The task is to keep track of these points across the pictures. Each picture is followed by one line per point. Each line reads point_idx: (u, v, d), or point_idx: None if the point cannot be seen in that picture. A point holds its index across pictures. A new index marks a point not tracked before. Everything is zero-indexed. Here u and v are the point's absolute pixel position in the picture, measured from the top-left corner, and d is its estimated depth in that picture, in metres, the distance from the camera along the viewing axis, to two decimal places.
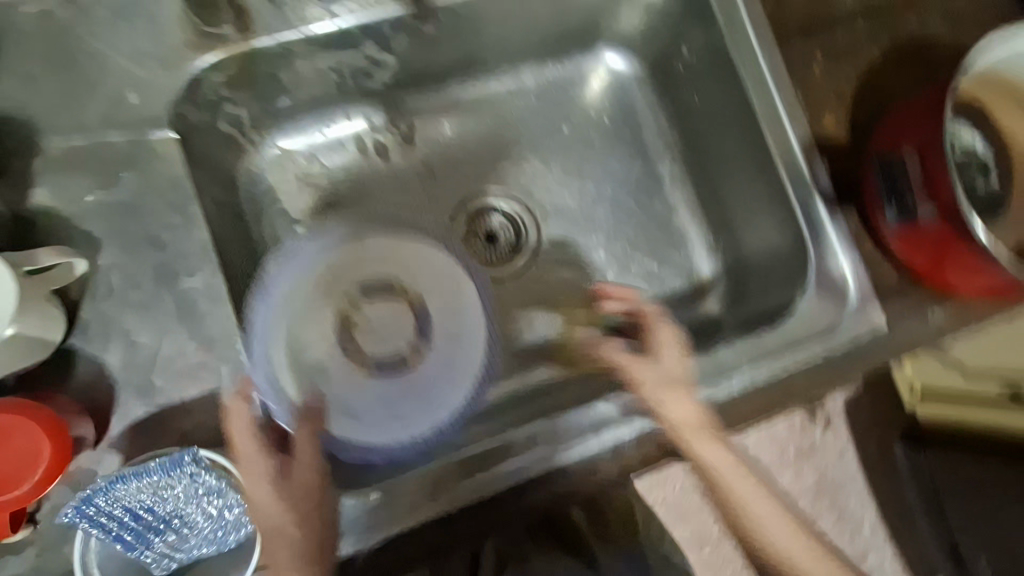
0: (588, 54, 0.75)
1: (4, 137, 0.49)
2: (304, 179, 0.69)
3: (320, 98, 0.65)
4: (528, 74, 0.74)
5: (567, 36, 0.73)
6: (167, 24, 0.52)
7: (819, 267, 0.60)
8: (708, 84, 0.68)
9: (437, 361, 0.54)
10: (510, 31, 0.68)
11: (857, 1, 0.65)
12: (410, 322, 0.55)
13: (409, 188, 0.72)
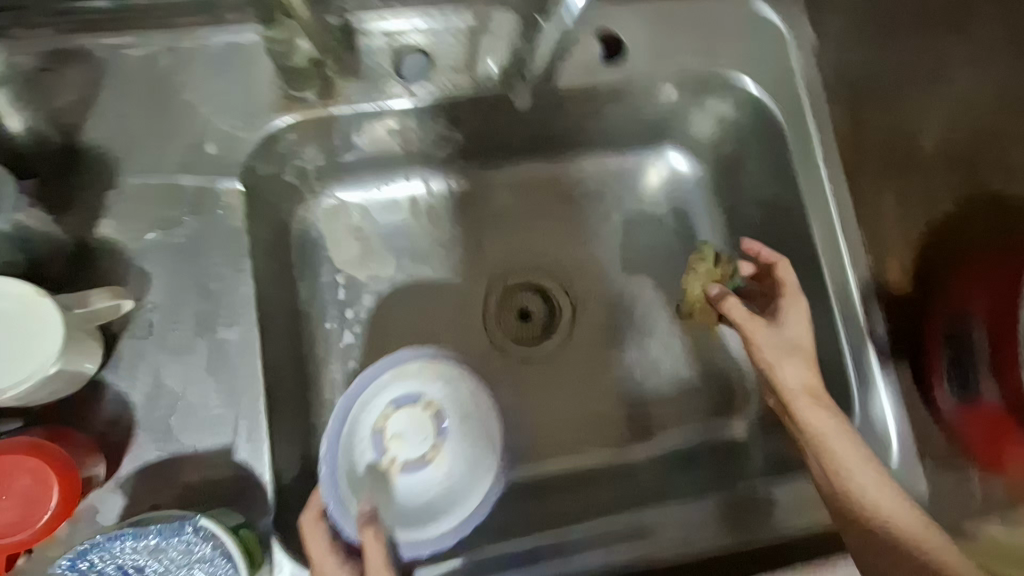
0: (653, 150, 0.72)
1: (86, 167, 0.52)
2: (354, 231, 0.68)
3: (383, 160, 0.66)
4: (586, 160, 0.72)
5: (634, 131, 0.70)
6: (258, 84, 0.55)
7: (863, 420, 0.57)
8: (771, 205, 0.65)
9: (465, 460, 0.58)
10: (576, 122, 0.67)
11: (938, 146, 0.63)
12: (433, 426, 0.59)
13: (450, 254, 0.70)
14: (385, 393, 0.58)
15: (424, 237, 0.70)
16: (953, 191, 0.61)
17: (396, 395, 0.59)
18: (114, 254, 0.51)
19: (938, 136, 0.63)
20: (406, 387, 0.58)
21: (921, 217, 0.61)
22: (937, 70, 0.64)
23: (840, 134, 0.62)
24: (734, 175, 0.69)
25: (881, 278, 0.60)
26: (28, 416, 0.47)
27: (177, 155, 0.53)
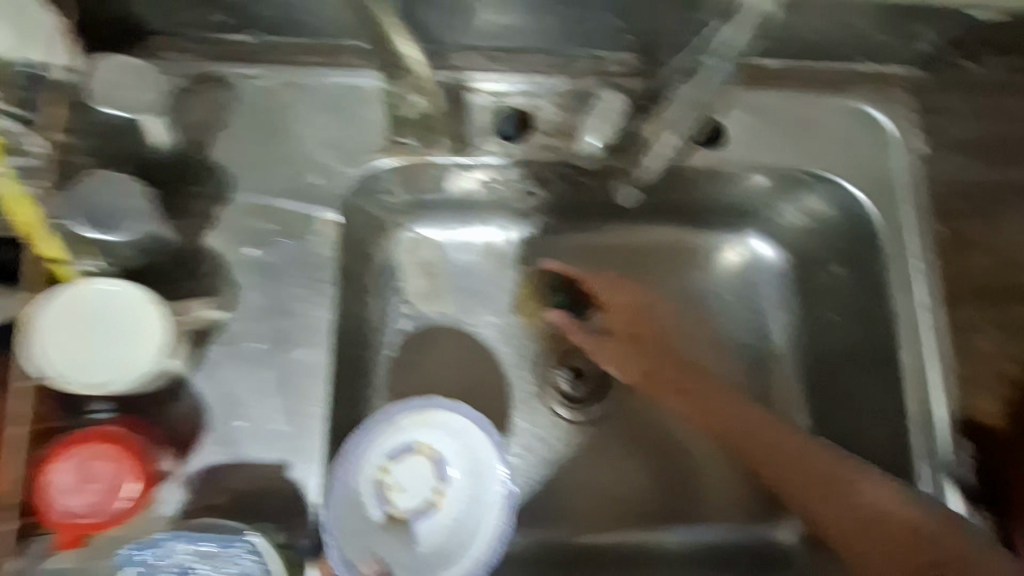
0: (734, 232, 0.70)
1: (201, 180, 0.56)
2: (426, 266, 0.70)
3: (465, 205, 0.68)
4: (660, 233, 0.70)
5: (717, 212, 0.68)
6: (368, 126, 0.59)
7: None
8: (852, 308, 0.63)
9: (474, 503, 0.49)
10: (659, 197, 0.66)
11: None
12: (431, 469, 0.49)
13: (512, 305, 0.70)
14: (378, 443, 0.50)
15: (492, 283, 0.71)
16: None
17: (390, 443, 0.50)
18: (213, 265, 0.55)
19: None
20: (397, 438, 0.50)
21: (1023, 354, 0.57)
22: None
23: (942, 254, 0.59)
24: (816, 272, 0.67)
25: (967, 413, 0.56)
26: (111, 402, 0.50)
27: (285, 181, 0.57)
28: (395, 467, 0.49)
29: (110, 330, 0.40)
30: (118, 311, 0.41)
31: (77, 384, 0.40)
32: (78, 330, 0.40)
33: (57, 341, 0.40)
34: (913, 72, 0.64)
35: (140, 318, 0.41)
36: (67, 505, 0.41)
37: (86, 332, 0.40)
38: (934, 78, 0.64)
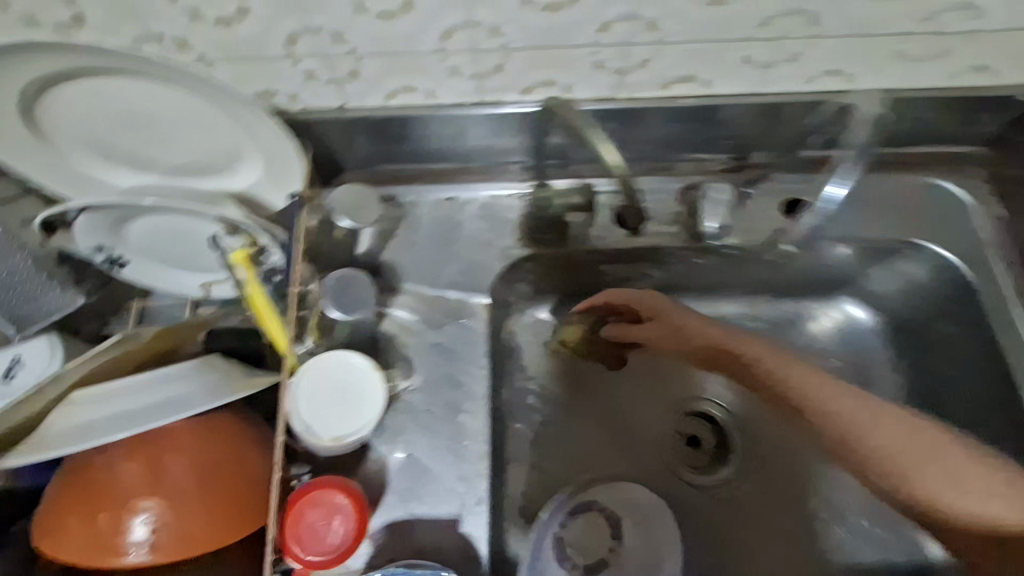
0: (828, 301, 0.78)
1: (381, 277, 0.68)
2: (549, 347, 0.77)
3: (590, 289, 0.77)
4: (764, 304, 0.79)
5: (816, 282, 0.77)
6: (510, 225, 0.71)
7: None
8: (958, 360, 0.69)
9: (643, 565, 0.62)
10: (761, 274, 0.75)
11: None
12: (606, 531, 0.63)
13: (633, 374, 0.79)
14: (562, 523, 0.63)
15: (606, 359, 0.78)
16: None
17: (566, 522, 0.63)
18: (393, 347, 0.65)
19: None
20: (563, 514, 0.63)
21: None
22: None
23: None
24: (923, 334, 0.73)
25: None
26: (314, 468, 0.57)
27: (448, 275, 0.69)
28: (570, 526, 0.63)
29: (348, 389, 0.50)
30: (358, 376, 0.50)
31: (324, 436, 0.48)
32: (329, 393, 0.49)
33: (313, 400, 0.49)
34: (985, 148, 0.72)
35: (372, 384, 0.50)
36: (320, 546, 0.46)
37: (336, 392, 0.50)
38: (1007, 150, 0.72)
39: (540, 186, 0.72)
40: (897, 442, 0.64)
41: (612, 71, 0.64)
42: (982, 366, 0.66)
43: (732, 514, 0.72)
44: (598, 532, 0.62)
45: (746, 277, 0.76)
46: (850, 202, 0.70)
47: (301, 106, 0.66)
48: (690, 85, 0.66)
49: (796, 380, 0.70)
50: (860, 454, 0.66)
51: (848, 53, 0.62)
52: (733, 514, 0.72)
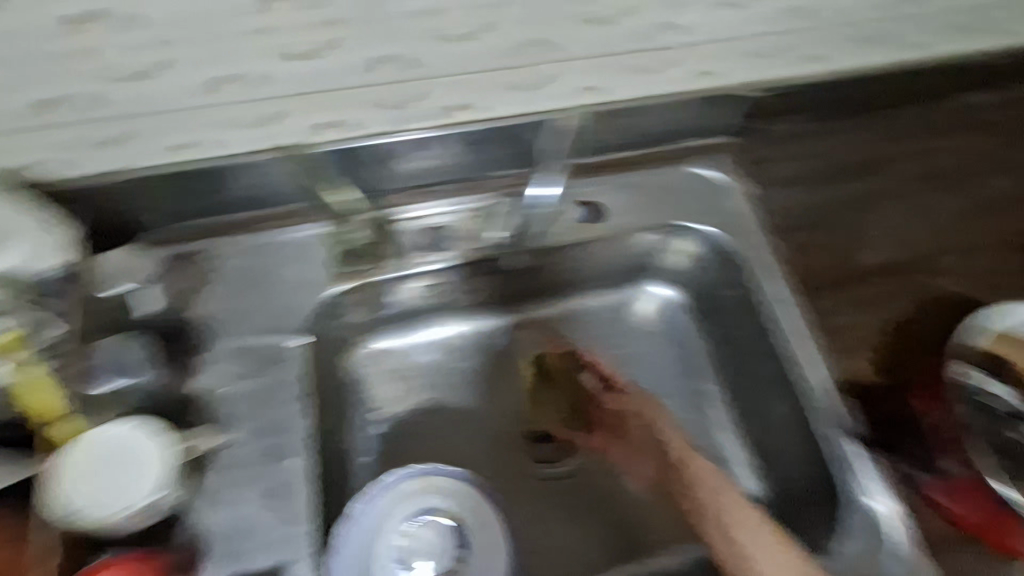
0: (638, 287, 0.86)
1: (190, 336, 0.67)
2: (394, 372, 0.81)
3: (422, 310, 0.80)
4: (585, 297, 0.86)
5: (624, 270, 0.85)
6: (323, 263, 0.73)
7: (854, 507, 0.65)
8: (742, 318, 0.79)
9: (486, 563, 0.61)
10: (572, 272, 0.83)
11: (874, 262, 0.77)
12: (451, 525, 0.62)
13: (475, 385, 0.82)
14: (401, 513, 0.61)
15: (448, 374, 0.82)
16: (907, 298, 0.74)
17: (406, 507, 0.61)
18: (209, 404, 0.64)
19: (879, 256, 0.78)
20: (411, 502, 0.61)
21: (898, 334, 0.72)
22: (863, 208, 0.81)
23: (788, 262, 0.78)
24: (716, 300, 0.83)
25: (850, 376, 0.70)
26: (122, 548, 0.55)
27: (262, 322, 0.69)
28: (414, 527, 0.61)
29: (127, 457, 0.53)
30: (136, 443, 0.54)
31: (109, 508, 0.51)
32: (108, 466, 0.52)
33: (92, 478, 0.52)
34: (735, 138, 0.85)
35: (150, 445, 0.54)
36: None
37: (113, 464, 0.52)
38: (751, 137, 0.85)
39: (341, 221, 0.74)
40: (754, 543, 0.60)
41: (391, 106, 0.68)
42: (754, 320, 0.77)
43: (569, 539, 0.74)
44: (444, 534, 0.61)
45: (557, 275, 0.82)
46: (629, 198, 0.81)
47: (76, 176, 0.65)
48: (471, 112, 0.73)
49: (706, 478, 0.66)
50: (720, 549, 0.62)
51: (599, 70, 0.72)
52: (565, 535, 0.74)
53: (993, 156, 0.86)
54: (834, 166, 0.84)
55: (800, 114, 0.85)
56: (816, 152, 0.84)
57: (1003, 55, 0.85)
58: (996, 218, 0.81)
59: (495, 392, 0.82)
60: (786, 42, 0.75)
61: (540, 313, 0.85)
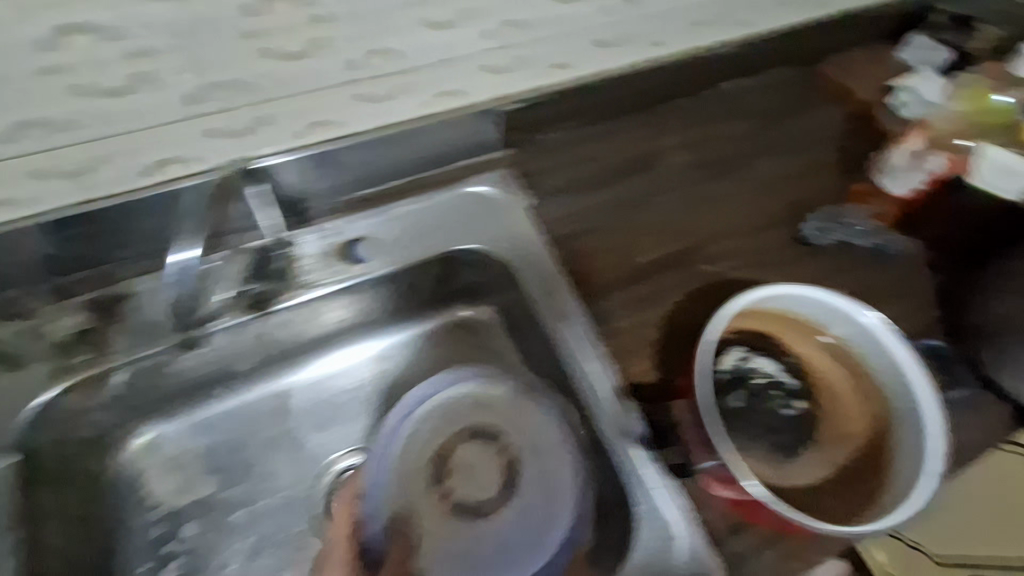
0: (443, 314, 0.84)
1: None
2: (170, 461, 0.77)
3: (194, 383, 0.76)
4: (384, 337, 0.84)
5: (417, 303, 0.82)
6: (39, 365, 0.66)
7: (641, 522, 0.64)
8: (531, 335, 0.78)
9: (546, 507, 0.76)
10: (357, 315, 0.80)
11: (649, 259, 0.78)
12: (499, 469, 0.78)
13: (273, 450, 0.80)
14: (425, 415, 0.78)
15: (241, 445, 0.79)
16: (675, 290, 0.76)
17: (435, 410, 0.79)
18: None
19: (655, 251, 0.79)
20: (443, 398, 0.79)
21: (666, 329, 0.74)
22: (635, 205, 0.82)
23: (566, 272, 0.76)
24: (513, 318, 0.81)
25: (629, 379, 0.71)
26: None
27: None
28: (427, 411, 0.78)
29: None
30: None
31: None
32: None
33: None
34: (508, 151, 0.83)
35: None
36: None
37: None
38: (523, 148, 0.83)
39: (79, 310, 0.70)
40: None
41: (64, 177, 0.59)
42: (539, 334, 0.76)
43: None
44: (476, 467, 0.78)
45: (332, 323, 0.80)
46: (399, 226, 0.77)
47: None
48: (181, 165, 0.64)
49: None
50: None
51: (313, 108, 0.65)
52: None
53: (747, 138, 0.91)
54: (605, 168, 0.84)
55: (566, 121, 0.84)
56: (584, 158, 0.84)
57: (746, 41, 0.89)
58: (754, 198, 0.85)
59: (292, 458, 0.79)
60: (526, 53, 0.72)
61: (339, 359, 0.83)
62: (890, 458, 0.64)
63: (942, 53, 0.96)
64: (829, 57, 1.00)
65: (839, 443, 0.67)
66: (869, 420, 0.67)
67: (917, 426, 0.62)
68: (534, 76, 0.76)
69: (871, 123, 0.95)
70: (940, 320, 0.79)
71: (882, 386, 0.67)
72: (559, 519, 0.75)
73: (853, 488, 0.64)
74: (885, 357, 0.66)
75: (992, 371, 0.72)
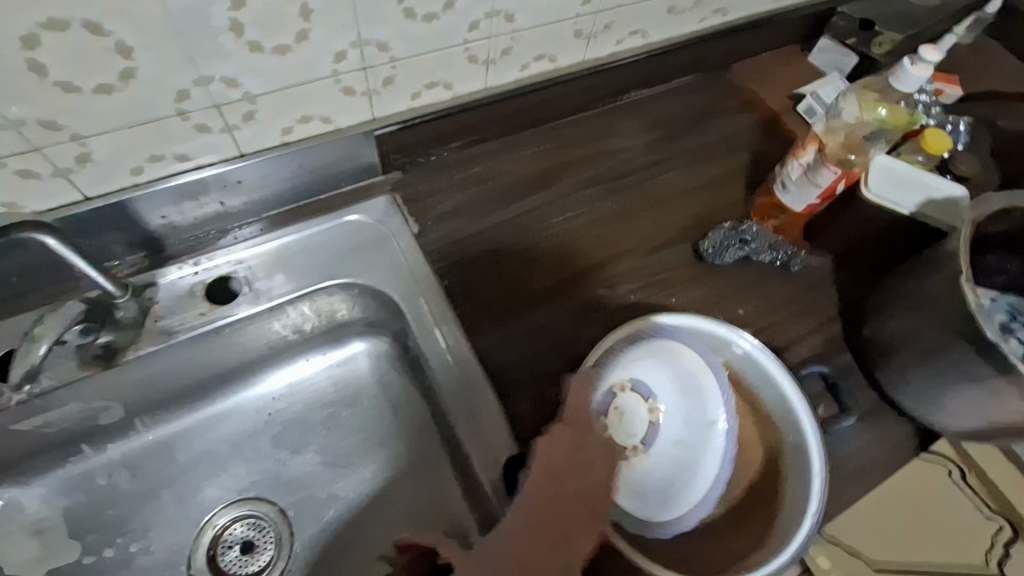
0: (340, 349, 0.83)
1: None
2: (36, 525, 0.73)
3: (57, 442, 0.72)
4: (276, 377, 0.82)
5: (312, 339, 0.81)
6: None
7: None
8: (420, 371, 0.75)
9: (688, 429, 0.64)
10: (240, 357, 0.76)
11: (541, 286, 0.75)
12: (628, 405, 0.66)
13: (153, 503, 0.76)
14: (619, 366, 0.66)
15: (116, 502, 0.76)
16: (568, 318, 0.73)
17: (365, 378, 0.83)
18: None
19: (548, 277, 0.76)
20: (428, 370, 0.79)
21: (557, 360, 0.70)
22: (530, 228, 0.79)
23: (453, 304, 0.73)
24: (407, 351, 0.79)
25: (515, 417, 0.66)
26: None
27: None
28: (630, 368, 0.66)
29: None
30: None
31: None
32: None
33: None
34: (391, 175, 0.80)
35: None
36: None
37: None
38: (410, 172, 0.80)
39: None
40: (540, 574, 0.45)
41: None
42: (424, 373, 0.72)
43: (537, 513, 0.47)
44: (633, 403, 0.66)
45: (207, 366, 0.73)
46: (272, 262, 0.73)
47: None
48: None
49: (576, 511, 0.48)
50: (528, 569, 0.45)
51: (135, 143, 0.58)
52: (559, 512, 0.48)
53: (653, 152, 0.88)
54: (500, 188, 0.81)
55: (454, 140, 0.81)
56: (476, 180, 0.81)
57: (645, 51, 0.86)
58: (657, 215, 0.83)
59: (182, 509, 0.77)
60: (395, 74, 0.67)
61: (228, 402, 0.80)
62: (782, 492, 0.62)
63: (850, 57, 0.93)
64: (736, 64, 0.97)
65: (736, 475, 0.66)
66: (766, 450, 0.65)
67: (806, 464, 0.60)
68: (408, 96, 0.71)
69: (780, 130, 0.92)
70: (844, 337, 0.75)
71: (775, 417, 0.65)
72: (707, 481, 0.61)
73: (745, 524, 0.63)
74: (771, 384, 0.64)
75: (893, 392, 0.70)
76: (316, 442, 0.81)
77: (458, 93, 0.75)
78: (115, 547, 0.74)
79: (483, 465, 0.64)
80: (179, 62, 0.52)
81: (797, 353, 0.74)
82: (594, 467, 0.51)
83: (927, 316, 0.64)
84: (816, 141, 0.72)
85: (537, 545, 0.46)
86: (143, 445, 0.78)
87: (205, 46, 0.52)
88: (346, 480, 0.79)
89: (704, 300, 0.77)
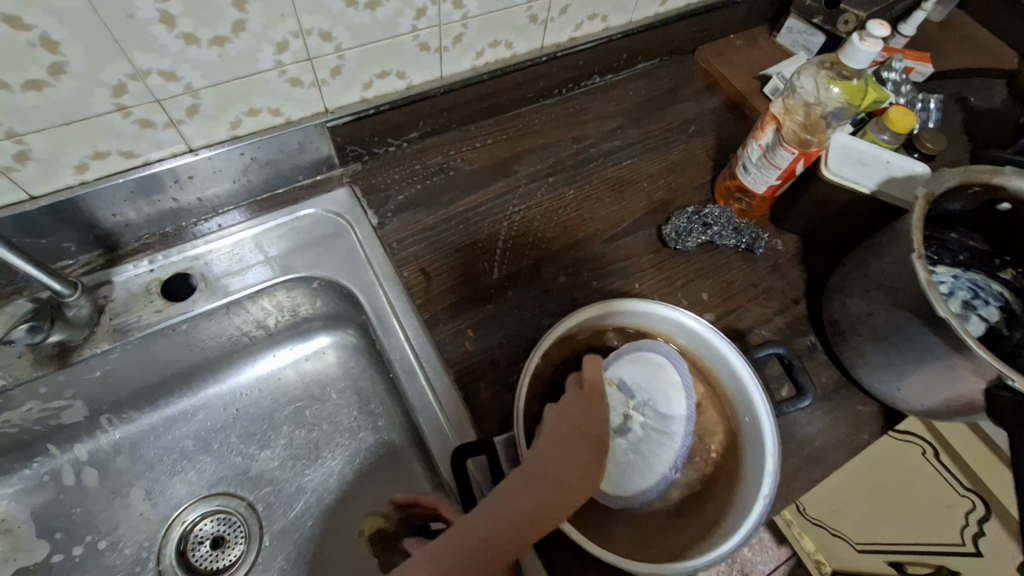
0: (309, 342, 0.83)
1: None
2: None
3: (15, 445, 0.70)
4: (244, 371, 0.81)
5: (278, 333, 0.80)
6: None
7: None
8: (383, 361, 0.74)
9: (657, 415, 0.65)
10: (203, 352, 0.76)
11: (503, 274, 0.75)
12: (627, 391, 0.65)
13: (121, 501, 0.74)
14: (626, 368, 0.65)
15: (82, 502, 0.73)
16: (529, 305, 0.73)
17: (348, 370, 0.83)
18: None
19: (509, 265, 0.75)
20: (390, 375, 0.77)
21: (517, 347, 0.70)
22: (492, 217, 0.78)
23: (413, 293, 0.72)
24: (371, 342, 0.78)
25: (475, 406, 0.65)
26: None
27: None
28: (636, 367, 0.65)
29: None
30: None
31: None
32: None
33: None
34: (349, 167, 0.80)
35: None
36: None
37: None
38: (367, 163, 0.80)
39: None
40: (545, 492, 0.46)
41: None
42: (386, 362, 0.72)
43: (548, 446, 0.49)
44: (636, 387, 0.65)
45: (171, 361, 0.74)
46: (230, 255, 0.73)
47: None
48: None
49: (586, 444, 0.50)
50: (536, 486, 0.47)
51: (74, 139, 0.57)
52: (561, 450, 0.49)
53: (616, 137, 0.88)
54: (462, 177, 0.81)
55: (412, 131, 0.80)
56: (436, 171, 0.81)
57: (605, 35, 0.85)
58: (620, 200, 0.82)
59: (149, 505, 0.75)
60: (340, 64, 0.66)
61: (194, 399, 0.79)
62: (739, 477, 0.61)
63: (817, 35, 0.92)
64: (700, 47, 0.97)
65: (695, 459, 0.65)
66: (726, 437, 0.65)
67: (760, 445, 0.60)
68: (359, 86, 0.70)
69: (745, 112, 0.92)
70: (807, 316, 0.76)
71: (733, 399, 0.65)
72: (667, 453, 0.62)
73: (702, 509, 0.61)
74: (728, 367, 0.64)
75: (855, 372, 0.69)
76: (285, 434, 0.79)
77: (412, 82, 0.74)
78: (84, 546, 0.71)
79: (442, 454, 0.62)
80: (110, 55, 0.52)
81: (760, 335, 0.74)
82: (590, 411, 0.52)
83: (881, 295, 0.63)
84: (775, 120, 0.70)
85: (549, 475, 0.47)
86: (110, 444, 0.76)
87: (137, 38, 0.52)
88: (316, 470, 0.77)
89: (665, 284, 0.76)
